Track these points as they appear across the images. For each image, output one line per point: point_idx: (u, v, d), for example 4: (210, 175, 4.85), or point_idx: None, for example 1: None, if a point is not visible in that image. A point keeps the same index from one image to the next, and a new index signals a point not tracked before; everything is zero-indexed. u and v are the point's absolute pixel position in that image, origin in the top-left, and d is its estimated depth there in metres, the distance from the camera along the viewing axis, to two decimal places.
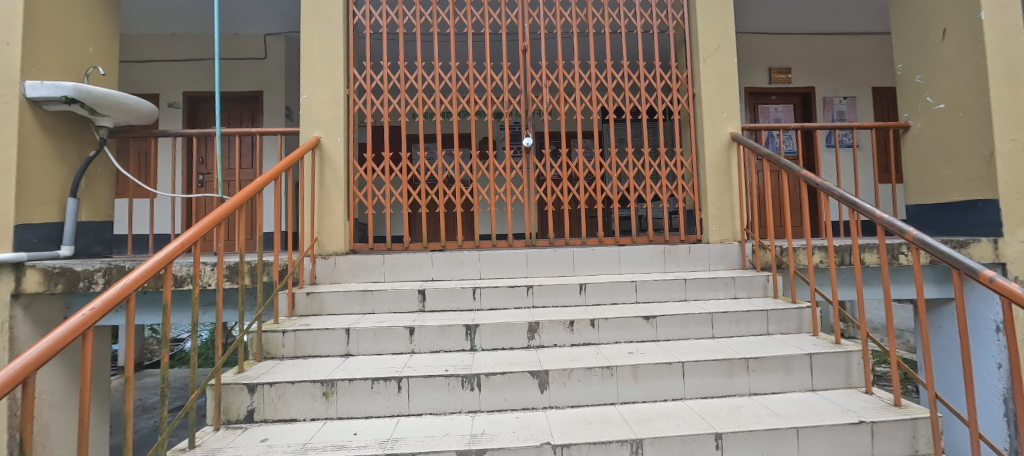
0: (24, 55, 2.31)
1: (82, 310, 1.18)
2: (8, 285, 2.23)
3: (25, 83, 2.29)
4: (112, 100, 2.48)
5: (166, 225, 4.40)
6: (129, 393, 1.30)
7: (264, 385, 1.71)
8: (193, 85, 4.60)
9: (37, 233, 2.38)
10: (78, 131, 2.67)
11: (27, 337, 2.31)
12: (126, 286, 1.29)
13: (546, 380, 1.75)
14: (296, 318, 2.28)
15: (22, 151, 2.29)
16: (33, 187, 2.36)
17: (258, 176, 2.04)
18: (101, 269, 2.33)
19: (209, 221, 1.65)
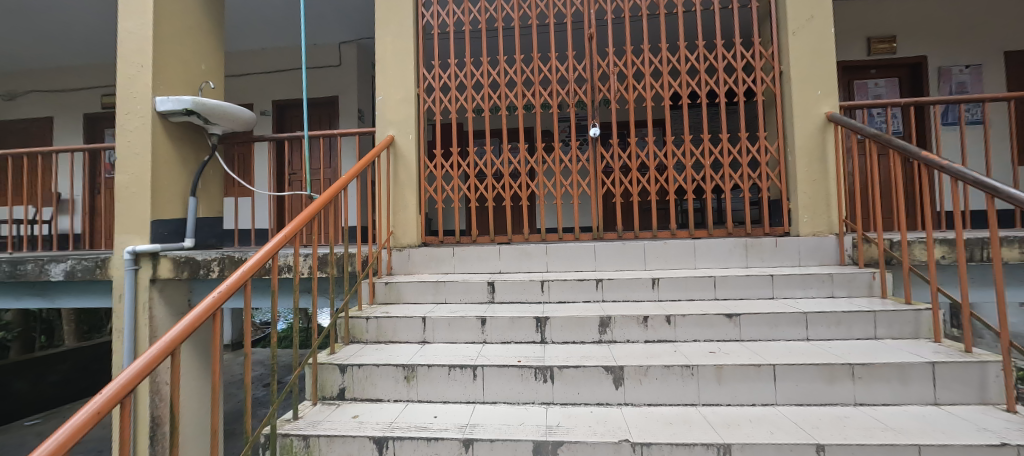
0: (153, 75, 2.69)
1: (212, 292, 1.35)
2: (149, 271, 2.64)
3: (156, 100, 2.66)
4: (222, 110, 2.81)
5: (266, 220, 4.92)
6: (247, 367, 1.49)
7: (354, 366, 1.86)
8: (281, 94, 5.05)
9: (167, 227, 2.76)
10: (196, 140, 3.05)
11: (162, 316, 2.69)
12: (245, 272, 1.47)
13: (621, 376, 1.71)
14: (377, 305, 2.44)
15: (154, 157, 2.67)
16: (165, 187, 2.75)
17: (344, 173, 2.20)
18: (216, 258, 2.61)
19: (305, 217, 1.81)
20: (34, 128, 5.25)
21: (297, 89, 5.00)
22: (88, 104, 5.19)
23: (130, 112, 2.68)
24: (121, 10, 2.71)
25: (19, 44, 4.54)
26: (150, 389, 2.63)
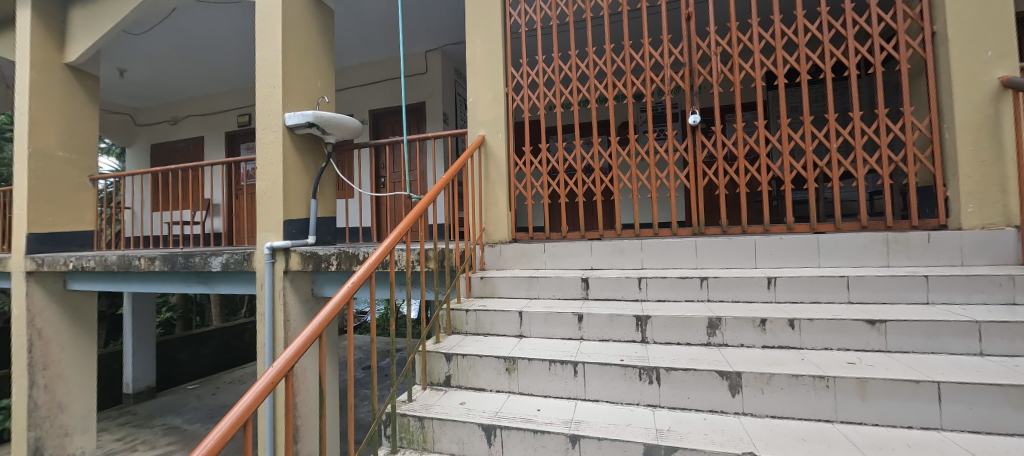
0: (283, 95, 3.09)
1: (347, 281, 1.53)
2: (283, 264, 3.00)
3: (286, 116, 3.06)
4: (336, 120, 3.12)
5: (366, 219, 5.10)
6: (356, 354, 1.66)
7: (458, 356, 1.96)
8: (377, 104, 5.47)
9: (295, 226, 3.15)
10: (315, 148, 3.39)
11: (293, 302, 3.04)
12: (372, 264, 1.64)
13: (739, 383, 1.57)
14: (473, 298, 2.53)
15: (283, 165, 3.07)
16: (291, 191, 3.13)
17: (445, 173, 2.30)
18: (334, 254, 2.81)
19: (415, 214, 1.96)
20: (193, 146, 6.31)
21: (392, 98, 5.38)
22: (226, 124, 6.04)
23: (268, 128, 3.11)
24: (259, 41, 3.15)
25: (184, 77, 5.49)
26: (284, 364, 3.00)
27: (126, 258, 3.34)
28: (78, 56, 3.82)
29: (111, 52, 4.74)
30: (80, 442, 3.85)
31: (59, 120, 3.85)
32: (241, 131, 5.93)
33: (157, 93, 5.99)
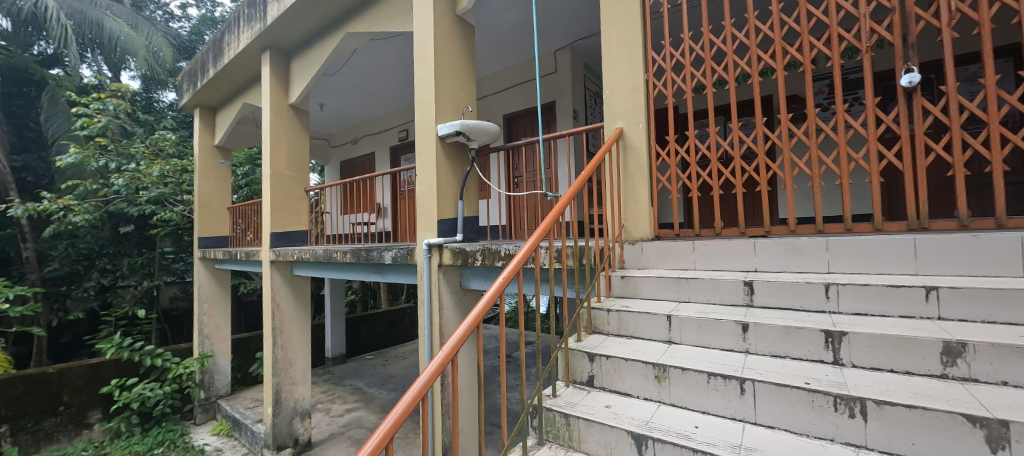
0: (435, 108, 3.31)
1: (501, 275, 1.82)
2: (437, 259, 3.20)
3: (438, 127, 3.26)
4: (481, 126, 3.15)
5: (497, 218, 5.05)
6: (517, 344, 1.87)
7: (602, 357, 1.87)
8: (510, 108, 5.65)
9: (446, 224, 3.29)
10: (460, 153, 3.50)
11: (446, 293, 3.22)
12: (519, 261, 1.87)
13: (1001, 436, 1.18)
14: (613, 298, 2.36)
15: (437, 173, 3.29)
16: (441, 192, 3.31)
17: (584, 170, 2.20)
18: (479, 250, 2.89)
19: (553, 216, 2.03)
20: (367, 161, 7.43)
21: (525, 102, 5.49)
22: (390, 139, 6.94)
23: (425, 139, 3.36)
24: (416, 64, 3.46)
25: (361, 104, 6.48)
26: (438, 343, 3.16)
27: (328, 251, 3.95)
28: (297, 98, 4.77)
29: (314, 91, 5.84)
30: (301, 392, 4.70)
31: (287, 150, 4.84)
32: (402, 145, 6.73)
33: (341, 120, 7.22)
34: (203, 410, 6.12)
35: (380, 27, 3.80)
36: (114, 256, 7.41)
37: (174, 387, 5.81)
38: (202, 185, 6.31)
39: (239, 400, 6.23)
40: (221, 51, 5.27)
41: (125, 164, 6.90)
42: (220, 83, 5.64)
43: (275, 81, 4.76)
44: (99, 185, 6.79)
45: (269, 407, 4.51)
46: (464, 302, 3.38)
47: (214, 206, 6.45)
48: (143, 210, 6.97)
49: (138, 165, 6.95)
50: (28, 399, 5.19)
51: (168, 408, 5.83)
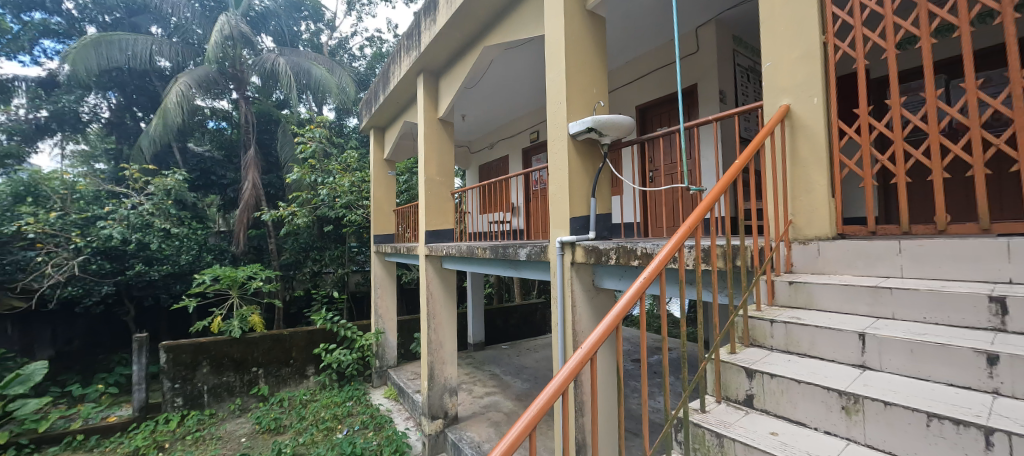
0: (568, 107, 3.11)
1: (640, 277, 1.71)
2: (570, 256, 3.01)
3: (569, 126, 3.03)
4: (614, 120, 2.84)
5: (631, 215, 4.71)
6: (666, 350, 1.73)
7: (765, 374, 1.59)
8: (643, 97, 5.28)
9: (578, 222, 3.02)
10: (590, 149, 3.19)
11: (580, 291, 3.00)
12: (661, 260, 1.74)
13: None
14: (778, 308, 1.95)
15: (569, 170, 3.04)
16: (573, 190, 3.04)
17: (740, 158, 1.88)
18: (613, 248, 2.63)
19: (702, 209, 1.79)
20: (502, 164, 7.73)
21: (659, 89, 5.06)
22: (521, 141, 7.10)
23: (557, 139, 3.16)
24: (547, 63, 3.31)
25: (496, 111, 6.78)
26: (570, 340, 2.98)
27: (471, 248, 4.17)
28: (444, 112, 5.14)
29: (458, 103, 6.31)
30: (449, 371, 5.09)
31: (437, 158, 5.24)
32: (533, 146, 6.80)
33: (480, 127, 7.65)
34: (378, 376, 7.14)
35: (513, 37, 3.91)
36: (320, 249, 9.18)
37: (358, 354, 6.97)
38: (375, 192, 7.32)
39: (404, 371, 7.09)
40: (388, 79, 6.06)
41: (324, 178, 8.50)
42: (386, 106, 6.51)
43: (426, 98, 5.22)
44: (311, 196, 8.49)
45: (425, 382, 4.99)
46: (596, 303, 3.09)
47: (384, 208, 7.43)
48: (338, 213, 8.37)
49: (332, 178, 8.48)
50: (268, 353, 6.75)
51: (355, 371, 7.06)
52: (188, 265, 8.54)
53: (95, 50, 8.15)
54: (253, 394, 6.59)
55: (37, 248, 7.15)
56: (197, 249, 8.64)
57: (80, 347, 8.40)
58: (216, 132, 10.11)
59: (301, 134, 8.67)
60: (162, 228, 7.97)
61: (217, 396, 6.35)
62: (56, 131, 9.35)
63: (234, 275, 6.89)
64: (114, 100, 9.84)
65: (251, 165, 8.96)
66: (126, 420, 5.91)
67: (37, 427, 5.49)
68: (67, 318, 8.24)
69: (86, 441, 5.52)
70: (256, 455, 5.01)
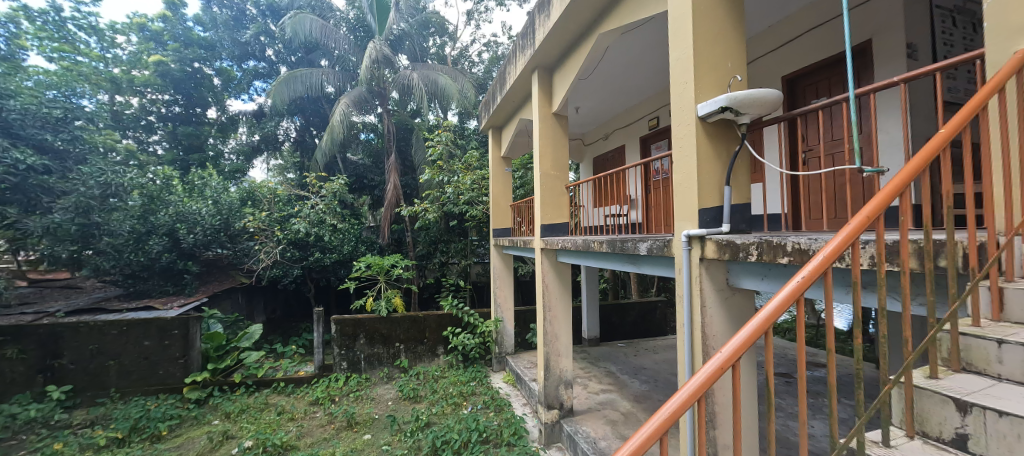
0: (696, 86, 2.66)
1: (799, 275, 1.47)
2: (698, 251, 2.64)
3: (698, 107, 2.61)
4: (757, 96, 2.37)
5: (773, 205, 4.05)
6: (833, 365, 1.45)
7: (987, 410, 1.22)
8: (793, 66, 4.50)
9: (709, 214, 2.62)
10: (727, 133, 2.70)
11: (710, 290, 2.63)
12: (827, 257, 1.45)
13: None
14: (1006, 326, 1.47)
15: (698, 156, 2.62)
16: (703, 179, 2.63)
17: (946, 128, 1.44)
18: (754, 243, 2.24)
19: (888, 195, 1.42)
20: (618, 155, 7.35)
21: (815, 53, 4.25)
22: (640, 129, 6.65)
23: (682, 122, 2.76)
24: (671, 42, 2.91)
25: (612, 100, 6.46)
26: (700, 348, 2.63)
27: (587, 242, 4.02)
28: (558, 106, 5.02)
29: (572, 96, 6.17)
30: (565, 363, 5.03)
31: (551, 152, 5.18)
32: (652, 133, 6.33)
33: (596, 118, 7.38)
34: (497, 361, 7.45)
35: (633, 16, 3.63)
36: (447, 242, 9.93)
37: (480, 338, 7.42)
38: (494, 189, 7.61)
39: (522, 359, 7.27)
40: (505, 80, 6.19)
41: (450, 177, 9.14)
42: (503, 106, 6.64)
43: (541, 94, 5.19)
44: (439, 193, 9.23)
45: (541, 373, 5.01)
46: (730, 307, 2.68)
47: (502, 203, 7.65)
48: (462, 209, 8.91)
49: (456, 177, 9.04)
50: (407, 332, 7.49)
51: (478, 354, 7.51)
52: (349, 254, 10.01)
53: (288, 85, 9.88)
54: (396, 366, 7.39)
55: (256, 240, 9.13)
56: (354, 242, 10.05)
57: (281, 316, 10.86)
58: (366, 142, 11.66)
59: (431, 137, 9.37)
60: (332, 224, 9.55)
61: (372, 363, 7.30)
62: (265, 150, 12.33)
63: (383, 263, 7.82)
64: (298, 123, 12.17)
65: (392, 170, 10.07)
66: (309, 375, 7.10)
67: (255, 373, 6.99)
68: (267, 292, 10.39)
69: (287, 388, 6.82)
70: (400, 417, 5.66)
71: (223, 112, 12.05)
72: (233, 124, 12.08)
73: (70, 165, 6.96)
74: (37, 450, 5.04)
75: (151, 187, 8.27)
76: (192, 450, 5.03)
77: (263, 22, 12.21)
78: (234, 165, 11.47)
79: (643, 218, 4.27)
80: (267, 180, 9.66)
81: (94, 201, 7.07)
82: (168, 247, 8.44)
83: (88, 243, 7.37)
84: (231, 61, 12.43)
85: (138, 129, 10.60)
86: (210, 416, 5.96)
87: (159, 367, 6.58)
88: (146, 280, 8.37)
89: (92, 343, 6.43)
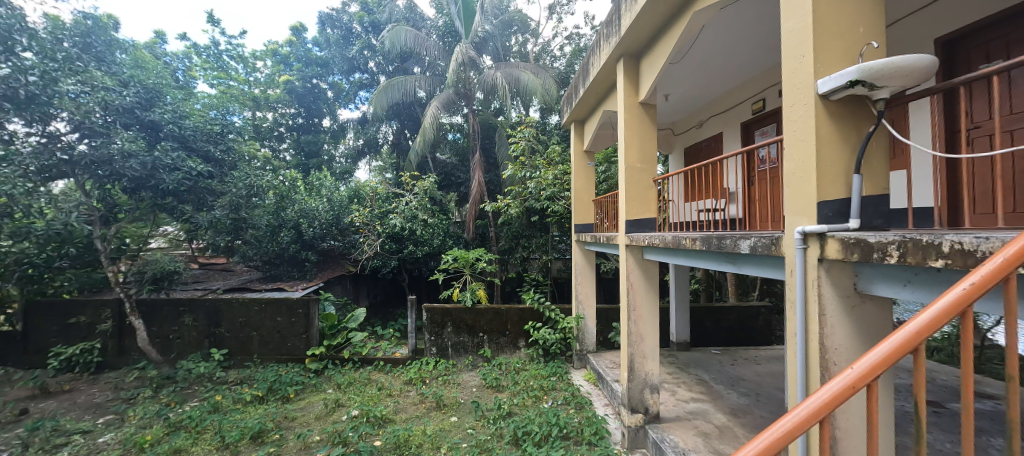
0: (816, 58, 2.28)
1: (962, 284, 1.31)
2: (816, 250, 2.28)
3: (818, 82, 2.25)
4: (900, 63, 1.97)
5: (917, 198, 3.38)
6: (1016, 402, 1.13)
7: None
8: (945, 27, 3.71)
9: (832, 207, 2.26)
10: (858, 109, 2.29)
11: (831, 297, 2.26)
12: (1005, 263, 1.27)
13: None
14: None
15: (817, 139, 2.27)
16: (825, 166, 2.26)
17: None
18: (895, 241, 1.89)
19: None
20: (714, 143, 6.74)
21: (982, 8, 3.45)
22: (743, 114, 6.02)
23: (797, 101, 2.40)
24: (784, 10, 2.53)
25: (707, 84, 5.93)
26: (818, 363, 2.27)
27: (678, 238, 3.71)
28: (646, 94, 4.72)
29: (660, 83, 5.79)
30: (651, 366, 4.75)
31: (638, 144, 4.89)
32: (757, 118, 5.72)
33: (689, 105, 6.83)
34: (578, 358, 7.30)
35: None
36: (528, 237, 9.96)
37: (561, 334, 7.34)
38: (576, 184, 7.43)
39: (604, 358, 7.04)
40: (587, 71, 6.00)
41: (530, 172, 9.13)
42: (586, 99, 6.45)
43: (627, 83, 4.90)
44: (521, 188, 9.27)
45: (625, 373, 4.80)
46: (859, 318, 2.27)
47: (584, 199, 7.46)
48: (543, 205, 8.89)
49: (537, 173, 9.00)
50: (490, 323, 7.65)
51: (558, 349, 7.43)
52: (438, 247, 10.51)
53: (387, 93, 10.62)
54: (480, 355, 7.59)
55: (361, 233, 9.97)
56: (443, 236, 10.53)
57: (381, 302, 11.81)
58: (454, 142, 12.13)
59: (514, 134, 9.46)
60: (423, 219, 9.99)
61: (458, 351, 7.61)
62: (368, 153, 13.23)
63: (468, 257, 8.06)
64: (394, 127, 12.91)
65: (477, 167, 10.36)
66: (405, 357, 7.59)
67: (360, 351, 7.62)
68: (370, 280, 11.38)
69: (386, 366, 7.38)
70: (482, 404, 5.82)
71: (335, 121, 13.42)
72: (343, 131, 13.38)
73: (225, 170, 8.23)
74: (203, 399, 6.12)
75: (283, 188, 9.66)
76: (311, 413, 5.68)
77: (366, 38, 12.91)
78: (343, 166, 12.73)
79: (745, 213, 3.81)
80: (369, 181, 10.60)
81: (244, 200, 8.35)
82: (295, 239, 9.62)
83: (238, 234, 8.79)
84: (342, 75, 13.64)
85: (272, 140, 12.53)
86: (324, 384, 6.67)
87: (289, 340, 7.50)
88: (279, 266, 9.65)
89: (241, 317, 7.55)
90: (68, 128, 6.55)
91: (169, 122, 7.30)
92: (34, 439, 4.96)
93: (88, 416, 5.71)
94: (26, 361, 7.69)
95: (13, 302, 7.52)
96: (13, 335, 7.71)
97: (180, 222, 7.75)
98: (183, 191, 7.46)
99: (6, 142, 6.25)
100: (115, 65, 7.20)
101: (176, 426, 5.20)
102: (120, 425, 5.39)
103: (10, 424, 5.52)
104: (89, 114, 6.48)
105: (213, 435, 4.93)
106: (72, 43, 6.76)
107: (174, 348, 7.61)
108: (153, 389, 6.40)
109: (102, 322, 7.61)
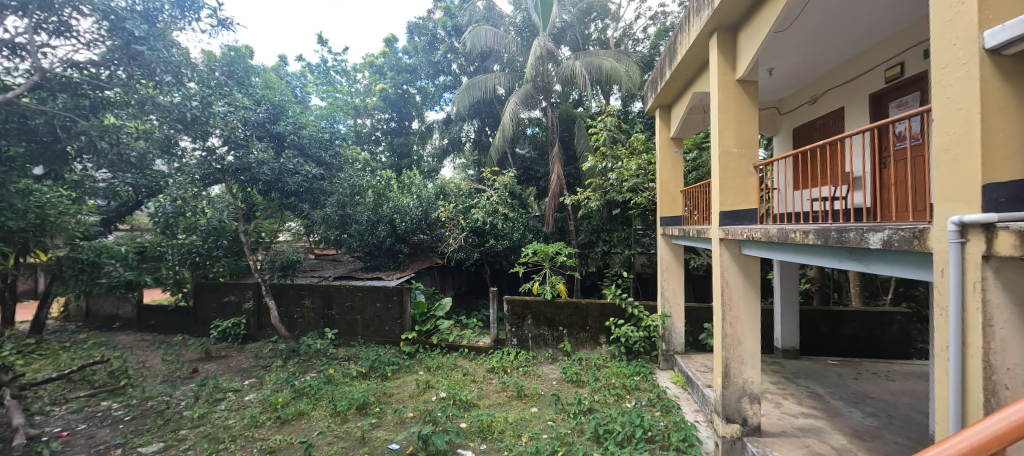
0: (981, 7, 1.84)
1: None
2: (980, 245, 1.85)
3: (984, 36, 1.82)
4: None
5: None
6: None
7: None
8: None
9: (1006, 192, 1.80)
10: None
11: (1001, 302, 1.84)
12: None
13: None
14: None
15: (984, 106, 1.82)
16: (996, 138, 1.82)
17: None
18: None
19: None
20: (833, 120, 5.88)
21: None
22: (872, 84, 5.17)
23: (949, 62, 1.97)
24: None
25: (823, 52, 5.19)
26: (983, 385, 1.85)
27: (784, 231, 3.29)
28: (745, 71, 4.26)
29: (762, 56, 5.22)
30: (750, 373, 4.30)
31: (734, 127, 4.41)
32: (890, 87, 4.89)
33: (797, 79, 6.06)
34: (665, 359, 6.89)
35: None
36: (609, 231, 9.62)
37: (645, 332, 6.95)
38: (661, 174, 6.96)
39: (693, 360, 6.57)
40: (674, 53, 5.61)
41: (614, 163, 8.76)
42: (672, 83, 6.01)
43: (722, 60, 4.44)
44: (602, 181, 8.94)
45: (720, 378, 4.41)
46: None
47: (672, 190, 6.95)
48: (625, 197, 8.49)
49: (620, 163, 8.58)
50: (570, 317, 7.52)
51: (642, 348, 7.05)
52: (519, 241, 10.60)
53: (468, 92, 10.89)
54: (560, 349, 7.53)
55: (446, 228, 10.35)
56: (525, 230, 10.59)
57: (465, 292, 12.29)
58: (533, 137, 12.07)
59: (594, 124, 9.14)
60: (503, 213, 10.15)
61: (538, 343, 7.63)
62: (452, 152, 13.74)
63: (548, 250, 7.99)
64: (476, 125, 13.23)
65: (556, 160, 10.23)
66: (487, 346, 7.78)
67: (447, 337, 7.94)
68: (455, 271, 11.87)
69: (470, 354, 7.62)
70: (564, 397, 5.76)
71: (423, 123, 14.14)
72: (428, 132, 14.04)
73: (334, 173, 9.35)
74: (321, 371, 6.84)
75: (379, 186, 10.00)
76: (405, 391, 6.04)
77: (449, 42, 13.29)
78: (431, 165, 13.33)
79: (869, 201, 3.28)
80: (453, 178, 10.88)
81: (349, 198, 9.29)
82: (390, 233, 9.99)
83: (344, 228, 9.66)
84: (428, 79, 14.23)
85: (370, 143, 13.52)
86: (416, 366, 7.09)
87: (385, 324, 8.08)
88: (376, 258, 10.30)
89: (348, 301, 8.28)
90: (220, 142, 7.73)
91: (292, 132, 8.61)
92: (201, 393, 5.91)
93: (238, 378, 6.69)
94: (197, 330, 9.15)
95: (186, 283, 8.98)
96: (186, 310, 9.24)
97: (300, 217, 9.00)
98: (302, 191, 8.53)
99: (179, 156, 7.56)
100: (250, 87, 8.63)
101: (300, 392, 5.86)
102: (260, 387, 6.24)
103: (185, 379, 6.62)
104: (234, 130, 7.65)
105: (328, 403, 5.46)
106: (221, 71, 8.17)
107: (297, 326, 8.57)
108: (282, 360, 7.33)
109: (246, 301, 8.79)
